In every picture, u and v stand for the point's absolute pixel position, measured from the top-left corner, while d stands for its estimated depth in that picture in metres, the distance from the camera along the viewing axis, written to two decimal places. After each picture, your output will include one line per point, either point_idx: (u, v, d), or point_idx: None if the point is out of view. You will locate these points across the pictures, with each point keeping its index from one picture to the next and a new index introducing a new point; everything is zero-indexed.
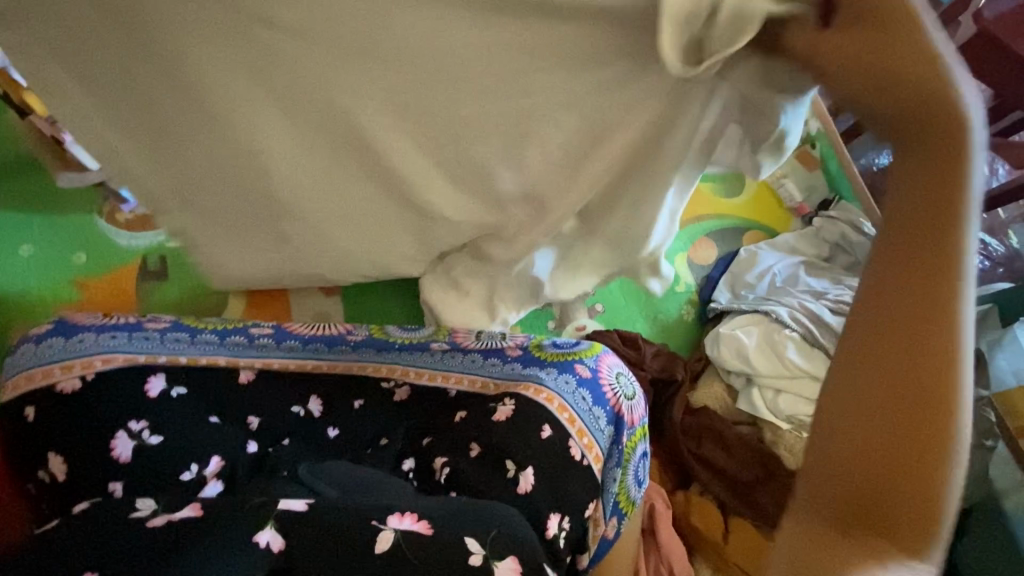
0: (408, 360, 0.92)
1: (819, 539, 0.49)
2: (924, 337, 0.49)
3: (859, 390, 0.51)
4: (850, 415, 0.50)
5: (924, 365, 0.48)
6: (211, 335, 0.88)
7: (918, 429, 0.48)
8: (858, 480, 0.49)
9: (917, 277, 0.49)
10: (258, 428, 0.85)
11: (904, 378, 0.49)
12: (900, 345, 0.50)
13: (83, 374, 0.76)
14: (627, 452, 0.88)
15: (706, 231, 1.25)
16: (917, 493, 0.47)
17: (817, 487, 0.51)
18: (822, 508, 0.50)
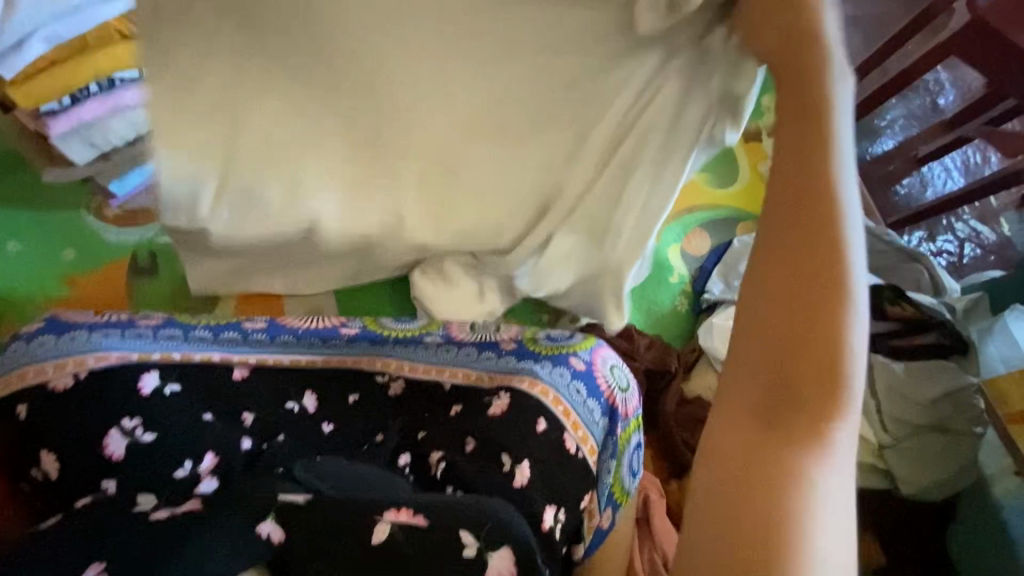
0: (403, 353, 0.93)
1: (743, 435, 0.53)
2: (815, 277, 0.53)
3: (764, 325, 0.54)
4: (761, 343, 0.54)
5: (816, 283, 0.53)
6: (204, 331, 0.88)
7: (815, 347, 0.51)
8: (762, 409, 0.53)
9: (802, 219, 0.55)
10: (253, 424, 0.84)
11: (799, 301, 0.53)
12: (798, 280, 0.54)
13: (75, 372, 0.76)
14: (621, 443, 0.88)
15: (699, 223, 1.26)
16: (816, 368, 0.51)
17: (741, 406, 0.54)
18: (743, 418, 0.53)
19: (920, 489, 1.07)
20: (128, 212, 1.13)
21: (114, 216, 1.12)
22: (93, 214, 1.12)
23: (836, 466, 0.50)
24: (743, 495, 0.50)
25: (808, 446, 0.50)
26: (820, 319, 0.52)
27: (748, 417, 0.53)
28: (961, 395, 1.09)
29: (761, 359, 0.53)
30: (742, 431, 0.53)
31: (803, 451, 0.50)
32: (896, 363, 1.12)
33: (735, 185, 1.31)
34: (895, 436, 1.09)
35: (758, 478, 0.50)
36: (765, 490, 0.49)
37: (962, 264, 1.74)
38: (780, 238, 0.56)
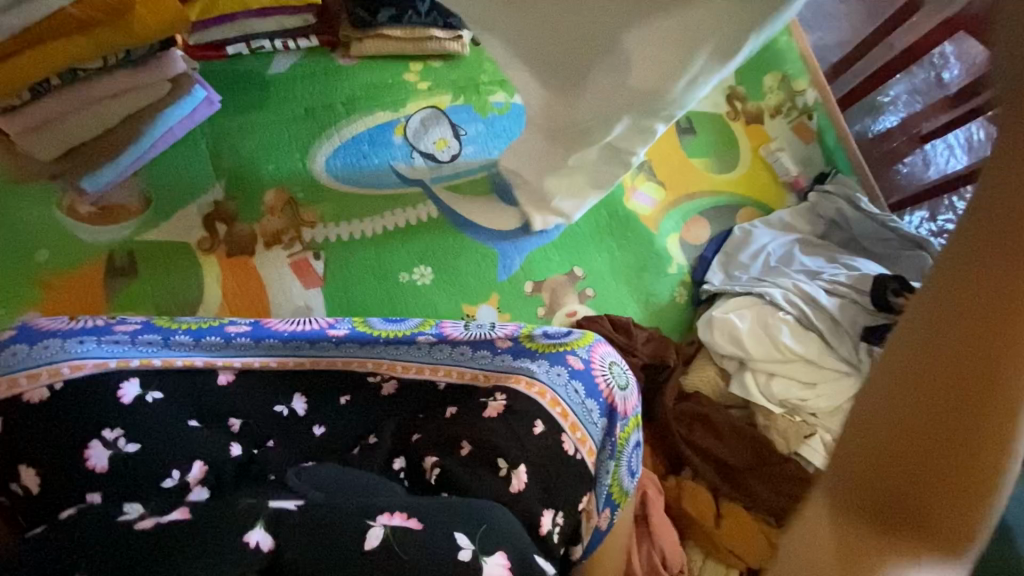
0: (396, 354, 0.90)
1: (844, 531, 0.35)
2: (1009, 327, 0.34)
3: (896, 417, 0.35)
4: (892, 417, 0.35)
5: (979, 354, 0.34)
6: (185, 337, 0.84)
7: (967, 436, 0.34)
8: (867, 509, 0.35)
9: (995, 256, 0.35)
10: (241, 430, 0.82)
11: (958, 363, 0.35)
12: (971, 344, 0.35)
13: (50, 383, 0.72)
14: (620, 443, 0.86)
15: (699, 211, 1.22)
16: (955, 466, 0.34)
17: (845, 498, 0.36)
18: (849, 514, 0.35)
19: None
20: (104, 209, 0.99)
21: (88, 214, 0.99)
22: (63, 211, 0.98)
23: None
24: None
25: (929, 554, 0.34)
26: (993, 391, 0.34)
27: (841, 519, 0.35)
28: None
29: (877, 437, 0.36)
30: (819, 548, 0.36)
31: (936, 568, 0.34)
32: None
33: (735, 171, 1.27)
34: None
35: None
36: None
37: None
38: (960, 268, 0.36)
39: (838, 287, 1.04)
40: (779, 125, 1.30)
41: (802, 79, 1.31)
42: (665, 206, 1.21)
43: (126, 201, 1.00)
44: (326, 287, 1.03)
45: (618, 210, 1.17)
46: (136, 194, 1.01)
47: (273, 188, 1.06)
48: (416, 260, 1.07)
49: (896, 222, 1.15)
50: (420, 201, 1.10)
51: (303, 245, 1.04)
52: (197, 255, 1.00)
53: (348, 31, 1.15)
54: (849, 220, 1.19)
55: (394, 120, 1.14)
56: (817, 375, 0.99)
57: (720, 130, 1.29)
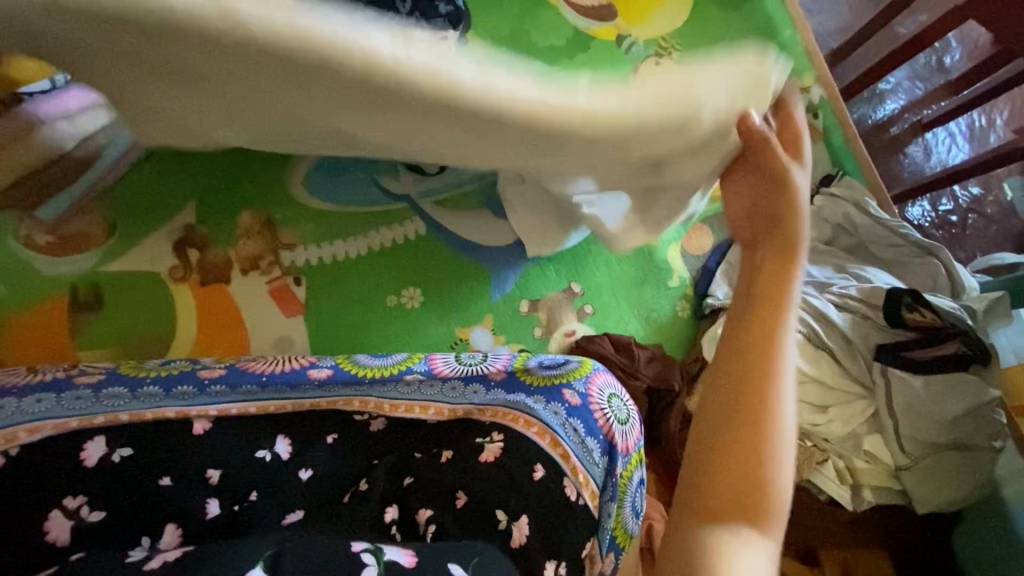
0: (382, 391, 0.88)
1: (687, 547, 0.63)
2: (751, 450, 0.65)
3: (707, 482, 0.65)
4: (735, 447, 0.65)
5: (750, 451, 0.65)
6: (155, 387, 0.81)
7: (750, 488, 0.64)
8: (681, 561, 0.62)
9: (744, 421, 0.66)
10: (219, 482, 0.76)
11: (728, 478, 0.65)
12: (734, 439, 0.65)
13: (6, 450, 0.71)
14: (622, 484, 0.85)
15: (702, 218, 1.18)
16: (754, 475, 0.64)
17: (697, 484, 0.66)
18: (703, 509, 0.65)
19: (935, 509, 0.90)
20: (65, 237, 0.92)
21: (49, 244, 0.91)
22: (21, 243, 0.90)
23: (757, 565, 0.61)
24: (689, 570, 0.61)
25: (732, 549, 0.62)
26: (754, 460, 0.64)
27: (695, 515, 0.65)
28: (981, 410, 0.90)
29: (703, 463, 0.67)
30: (696, 508, 0.65)
31: (740, 534, 0.63)
32: (914, 377, 0.91)
33: None
34: (911, 456, 0.90)
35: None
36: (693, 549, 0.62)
37: (966, 235, 1.65)
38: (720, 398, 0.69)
39: (850, 302, 0.98)
40: None
41: (807, 74, 1.25)
42: None
43: (87, 228, 0.93)
44: (307, 315, 0.97)
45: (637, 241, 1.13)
46: (98, 221, 0.93)
47: (248, 209, 0.99)
48: (404, 282, 1.02)
49: (906, 227, 1.09)
50: (406, 217, 1.04)
51: (282, 270, 0.98)
52: (168, 285, 0.94)
53: None
54: (857, 226, 1.13)
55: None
56: (829, 399, 0.94)
57: None
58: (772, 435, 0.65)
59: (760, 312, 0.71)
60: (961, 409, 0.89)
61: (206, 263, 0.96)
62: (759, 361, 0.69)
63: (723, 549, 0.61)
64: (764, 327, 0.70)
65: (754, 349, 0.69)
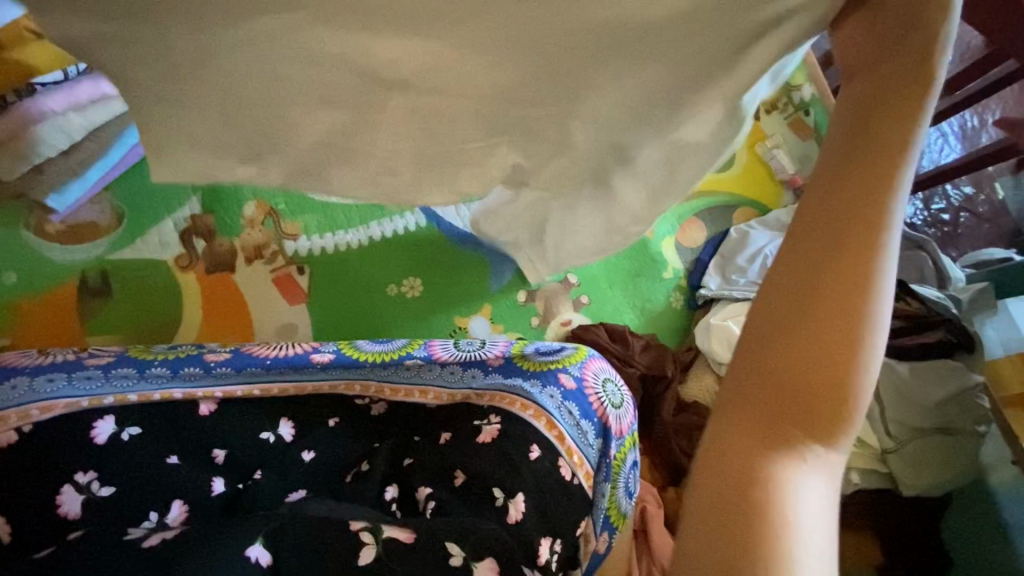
0: (383, 376, 0.90)
1: (719, 467, 0.45)
2: (842, 339, 0.42)
3: (759, 374, 0.44)
4: (795, 333, 0.43)
5: (841, 343, 0.42)
6: (162, 369, 0.84)
7: (812, 387, 0.42)
8: (715, 506, 0.44)
9: (828, 291, 0.42)
10: (225, 462, 0.80)
11: (793, 382, 0.43)
12: (808, 323, 0.42)
13: (18, 426, 0.73)
14: (616, 465, 0.87)
15: (695, 212, 1.21)
16: (817, 374, 0.42)
17: (739, 389, 0.45)
18: (743, 433, 0.44)
19: (922, 491, 0.95)
20: (74, 227, 0.95)
21: (59, 233, 0.94)
22: (32, 231, 0.93)
23: (808, 499, 0.42)
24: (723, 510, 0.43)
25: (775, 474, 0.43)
26: (843, 355, 0.42)
27: (734, 437, 0.45)
28: (964, 397, 0.96)
29: (758, 360, 0.44)
30: (733, 430, 0.45)
31: (799, 461, 0.43)
32: (899, 364, 0.98)
33: (735, 167, 1.25)
34: (897, 440, 0.96)
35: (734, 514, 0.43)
36: (732, 477, 0.44)
37: (957, 233, 1.62)
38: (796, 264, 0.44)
39: None
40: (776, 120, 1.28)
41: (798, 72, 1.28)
42: None
43: (96, 218, 0.96)
44: (309, 303, 1.00)
45: None
46: (107, 211, 0.96)
47: (253, 199, 1.02)
48: (404, 271, 1.05)
49: None
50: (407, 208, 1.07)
51: (286, 259, 1.01)
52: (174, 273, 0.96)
53: None
54: None
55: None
56: None
57: None
58: (868, 319, 0.42)
59: (859, 141, 0.44)
60: (944, 394, 0.95)
61: (211, 252, 0.99)
62: (865, 195, 0.43)
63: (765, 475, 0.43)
64: (871, 143, 0.44)
65: (850, 184, 0.44)
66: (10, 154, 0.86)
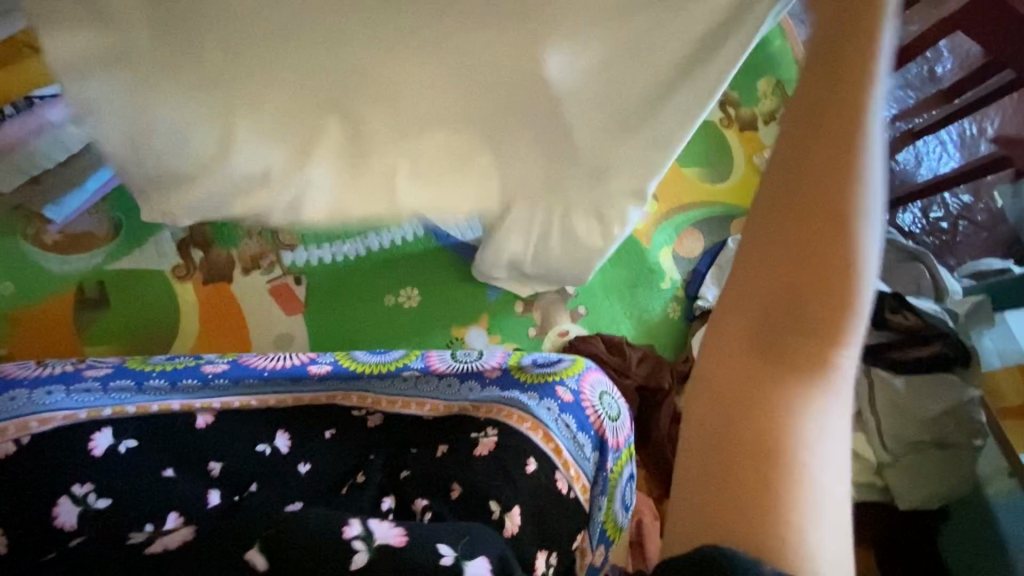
0: (378, 388, 0.91)
1: (723, 399, 0.51)
2: (824, 274, 0.47)
3: (751, 305, 0.51)
4: (770, 267, 0.50)
5: (826, 279, 0.47)
6: (161, 381, 0.86)
7: (795, 315, 0.49)
8: (723, 436, 0.49)
9: (807, 233, 0.49)
10: (221, 474, 0.79)
11: (781, 323, 0.49)
12: (791, 268, 0.49)
13: (17, 438, 0.73)
14: (612, 478, 0.88)
15: (693, 222, 1.21)
16: (802, 304, 0.48)
17: (734, 339, 0.52)
18: (742, 375, 0.50)
19: (917, 505, 0.98)
20: (70, 236, 0.96)
21: (55, 242, 0.95)
22: (28, 240, 0.95)
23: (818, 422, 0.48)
24: (728, 444, 0.49)
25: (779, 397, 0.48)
26: (831, 291, 0.47)
27: (734, 379, 0.51)
28: (959, 410, 0.97)
29: (746, 312, 0.51)
30: (729, 373, 0.51)
31: (798, 389, 0.48)
32: (897, 378, 1.00)
33: (733, 177, 1.25)
34: (892, 453, 0.98)
35: (741, 444, 0.48)
36: (742, 412, 0.49)
37: (955, 243, 1.62)
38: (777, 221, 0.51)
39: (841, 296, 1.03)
40: (773, 132, 1.29)
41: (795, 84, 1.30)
42: (656, 219, 1.19)
43: (92, 228, 0.97)
44: (306, 313, 1.00)
45: (627, 242, 1.16)
46: (104, 221, 0.97)
47: None
48: (402, 282, 1.05)
49: (892, 232, 1.12)
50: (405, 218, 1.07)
51: (283, 269, 1.01)
52: (171, 284, 0.97)
53: None
54: None
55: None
56: None
57: (715, 139, 1.27)
58: (847, 253, 0.47)
59: (821, 95, 0.50)
60: (942, 407, 0.96)
61: (208, 263, 0.99)
62: (838, 138, 0.48)
63: (768, 401, 0.48)
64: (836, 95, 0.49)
65: (816, 142, 0.50)
66: (8, 166, 0.87)
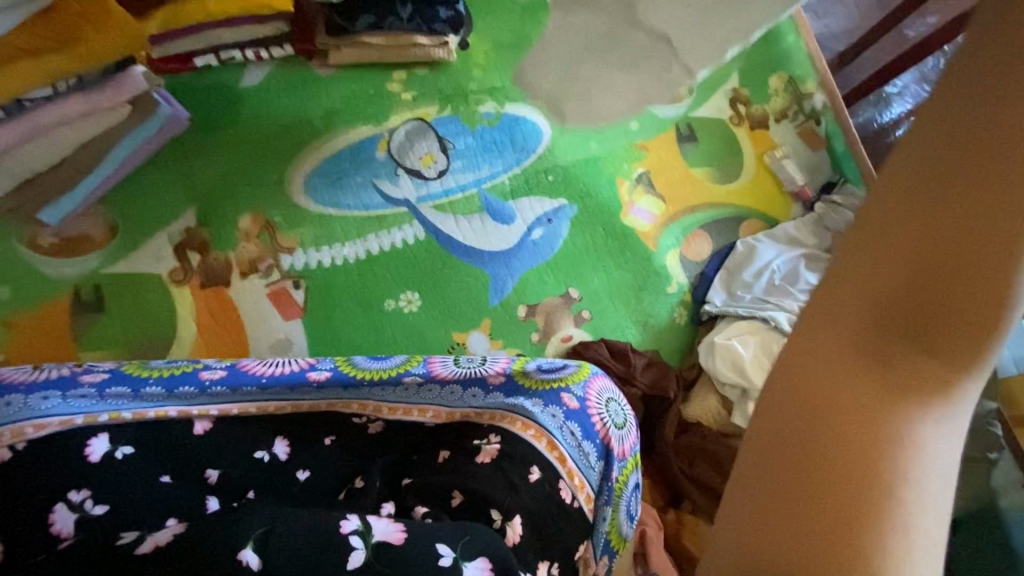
0: (380, 395, 0.87)
1: (804, 409, 0.33)
2: (998, 227, 0.30)
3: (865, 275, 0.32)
4: (905, 222, 0.32)
5: (1000, 232, 0.30)
6: (157, 387, 0.82)
7: (930, 295, 0.31)
8: (801, 442, 0.32)
9: (977, 179, 0.30)
10: (218, 481, 0.79)
11: (913, 312, 0.31)
12: (946, 230, 0.30)
13: (12, 444, 0.72)
14: (618, 487, 0.86)
15: (702, 224, 1.18)
16: (949, 278, 0.30)
17: (837, 323, 0.33)
18: (841, 375, 0.32)
19: None
20: (66, 240, 0.96)
21: (52, 245, 0.95)
22: (25, 244, 0.94)
23: (935, 461, 0.32)
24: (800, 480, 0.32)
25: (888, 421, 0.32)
26: (1005, 255, 0.30)
27: (828, 386, 0.32)
28: (978, 422, 0.98)
29: (861, 261, 0.33)
30: (822, 377, 0.33)
31: (913, 411, 0.32)
32: None
33: (743, 177, 1.22)
34: None
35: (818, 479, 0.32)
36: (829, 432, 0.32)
37: None
38: (945, 160, 0.31)
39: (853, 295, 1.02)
40: (787, 129, 1.26)
41: (810, 81, 1.28)
42: (664, 220, 1.16)
43: (90, 230, 0.97)
44: (305, 317, 0.99)
45: (634, 243, 1.14)
46: (101, 223, 0.97)
47: (248, 211, 1.02)
48: (403, 285, 1.03)
49: None
50: (406, 220, 1.06)
51: (282, 273, 1.00)
52: (169, 287, 0.96)
53: (325, 39, 1.08)
54: None
55: (377, 134, 1.10)
56: None
57: (725, 138, 1.24)
58: None
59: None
60: None
61: (206, 265, 0.98)
62: None
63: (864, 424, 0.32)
64: None
65: (1015, 59, 0.31)
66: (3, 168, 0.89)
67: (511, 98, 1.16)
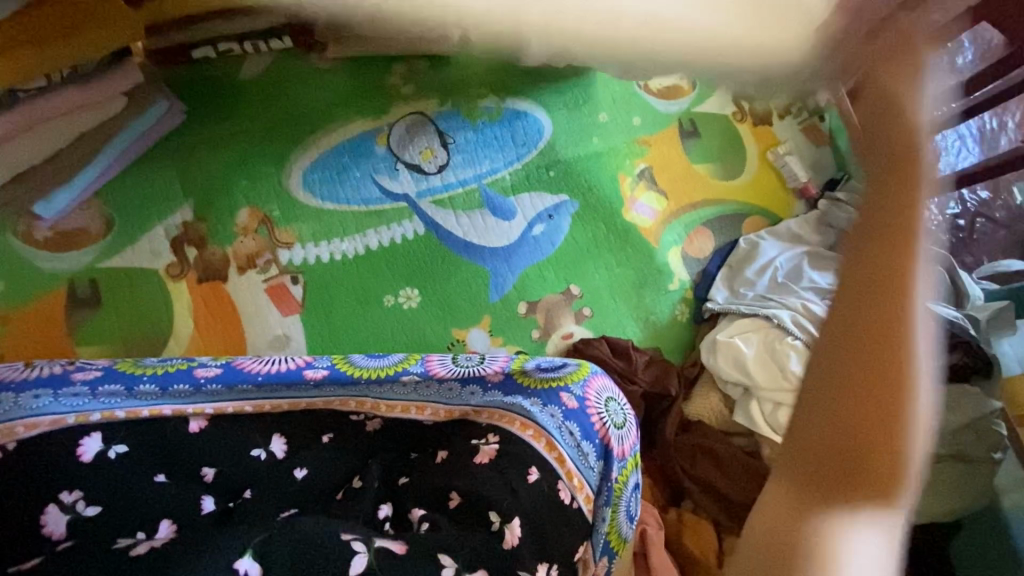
0: (378, 393, 0.86)
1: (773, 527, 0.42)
2: (886, 391, 0.40)
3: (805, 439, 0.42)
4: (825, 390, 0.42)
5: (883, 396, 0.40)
6: (151, 385, 0.81)
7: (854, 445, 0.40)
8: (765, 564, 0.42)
9: (863, 353, 0.41)
10: (214, 480, 0.78)
11: (842, 463, 0.40)
12: (849, 397, 0.41)
13: (4, 444, 0.72)
14: (618, 487, 0.85)
15: (705, 220, 1.17)
16: (860, 426, 0.40)
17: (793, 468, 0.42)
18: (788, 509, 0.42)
19: (932, 518, 0.95)
20: (62, 234, 0.95)
21: (47, 239, 0.94)
22: (20, 237, 0.93)
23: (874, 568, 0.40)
24: None
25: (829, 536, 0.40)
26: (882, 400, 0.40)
27: (786, 523, 0.42)
28: (981, 422, 0.95)
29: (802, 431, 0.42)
30: (786, 507, 0.42)
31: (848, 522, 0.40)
32: None
33: (746, 174, 1.22)
34: None
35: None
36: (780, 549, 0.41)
37: None
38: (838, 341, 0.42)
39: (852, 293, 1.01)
40: (789, 125, 1.25)
41: None
42: (666, 217, 1.15)
43: (85, 224, 0.96)
44: (304, 313, 0.98)
45: (636, 240, 1.13)
46: (97, 217, 0.96)
47: (246, 206, 1.01)
48: (403, 281, 1.02)
49: None
50: (405, 216, 1.05)
51: (280, 268, 0.99)
52: (166, 283, 0.95)
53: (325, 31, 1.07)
54: None
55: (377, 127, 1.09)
56: None
57: (728, 134, 1.23)
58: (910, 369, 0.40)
59: (872, 214, 0.43)
60: (962, 418, 0.94)
61: (203, 260, 0.97)
62: (892, 253, 0.42)
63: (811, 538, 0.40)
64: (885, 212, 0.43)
65: (874, 260, 0.42)
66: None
67: (511, 91, 1.15)
